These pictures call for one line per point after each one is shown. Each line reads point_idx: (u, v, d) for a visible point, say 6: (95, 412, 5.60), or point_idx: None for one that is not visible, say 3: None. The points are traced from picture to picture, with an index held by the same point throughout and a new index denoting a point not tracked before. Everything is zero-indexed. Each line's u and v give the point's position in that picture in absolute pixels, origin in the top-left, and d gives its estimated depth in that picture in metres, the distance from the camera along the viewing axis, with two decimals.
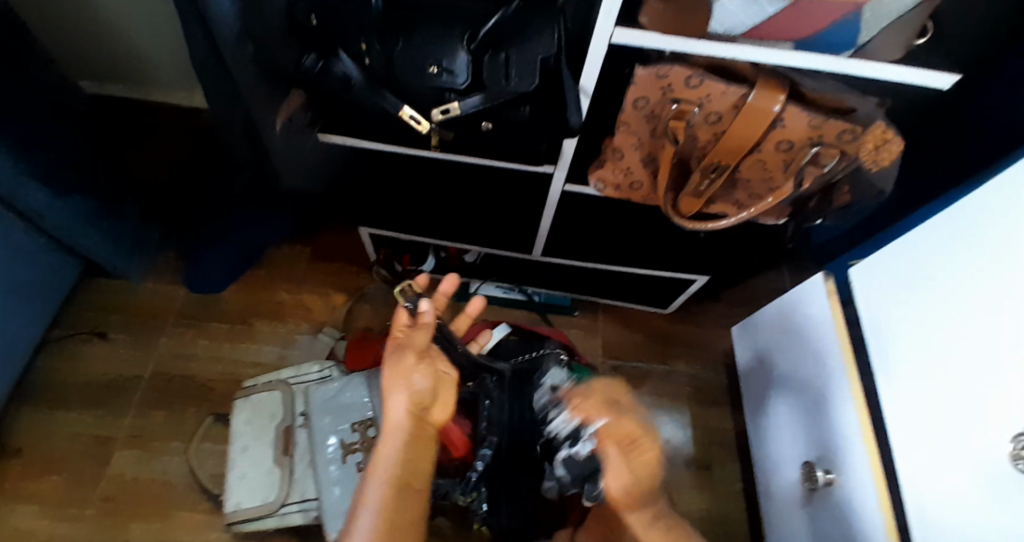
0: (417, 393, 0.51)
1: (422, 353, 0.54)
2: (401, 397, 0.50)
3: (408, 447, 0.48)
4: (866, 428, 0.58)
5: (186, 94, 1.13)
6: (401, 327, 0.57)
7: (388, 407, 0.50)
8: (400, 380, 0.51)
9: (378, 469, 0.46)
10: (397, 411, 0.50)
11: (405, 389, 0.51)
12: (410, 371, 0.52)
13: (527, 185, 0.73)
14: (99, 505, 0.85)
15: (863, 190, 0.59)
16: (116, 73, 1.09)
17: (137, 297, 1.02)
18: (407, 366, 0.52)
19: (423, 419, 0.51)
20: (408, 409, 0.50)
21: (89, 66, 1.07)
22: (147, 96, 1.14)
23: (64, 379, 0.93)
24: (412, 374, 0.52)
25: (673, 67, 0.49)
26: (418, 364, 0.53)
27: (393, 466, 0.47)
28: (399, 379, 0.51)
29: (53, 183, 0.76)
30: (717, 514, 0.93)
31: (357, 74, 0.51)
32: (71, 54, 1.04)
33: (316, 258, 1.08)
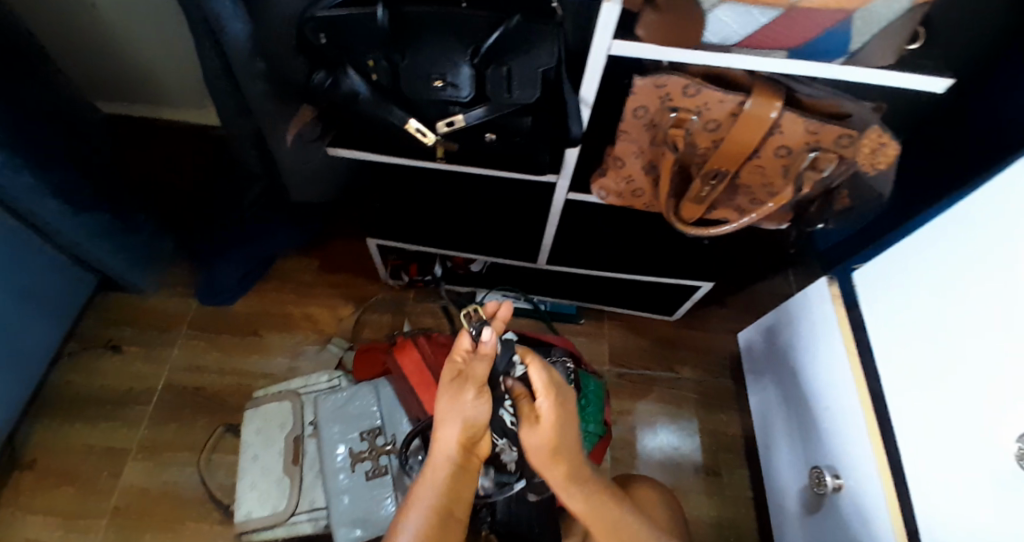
0: (472, 426, 0.48)
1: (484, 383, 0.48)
2: (454, 429, 0.47)
3: (455, 477, 0.49)
4: (874, 431, 0.59)
5: (197, 111, 1.16)
6: (461, 353, 0.50)
7: (440, 433, 0.48)
8: (456, 411, 0.47)
9: (424, 495, 0.48)
10: (449, 442, 0.48)
11: (460, 419, 0.47)
12: (469, 406, 0.47)
13: (530, 193, 0.75)
14: (112, 516, 0.86)
15: (862, 193, 0.60)
16: (131, 93, 1.12)
17: (150, 310, 1.04)
18: (464, 397, 0.47)
19: (473, 451, 0.50)
20: (460, 440, 0.48)
21: (105, 87, 1.11)
22: (161, 114, 1.17)
23: (78, 392, 0.95)
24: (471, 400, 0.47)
25: (671, 77, 0.50)
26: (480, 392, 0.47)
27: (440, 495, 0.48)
28: (454, 405, 0.48)
29: (71, 200, 0.78)
30: (727, 522, 0.92)
31: (365, 89, 0.53)
32: (88, 76, 1.08)
33: (324, 269, 1.10)
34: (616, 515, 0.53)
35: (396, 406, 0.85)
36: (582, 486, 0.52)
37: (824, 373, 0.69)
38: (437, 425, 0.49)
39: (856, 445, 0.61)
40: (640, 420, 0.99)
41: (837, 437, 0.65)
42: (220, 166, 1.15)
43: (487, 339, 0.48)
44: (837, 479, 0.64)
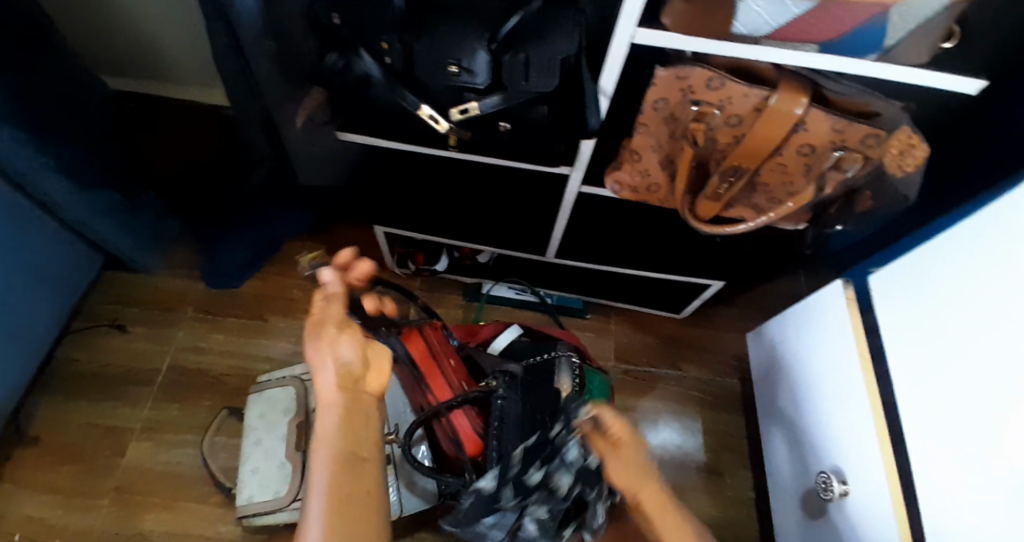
0: (349, 360, 0.47)
1: (336, 321, 0.49)
2: (330, 369, 0.46)
3: (348, 419, 0.45)
4: (885, 439, 0.57)
5: (206, 90, 1.15)
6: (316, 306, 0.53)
7: (318, 386, 0.46)
8: (328, 352, 0.46)
9: (319, 457, 0.42)
10: (327, 385, 0.46)
11: (330, 357, 0.46)
12: (327, 334, 0.47)
13: (543, 185, 0.73)
14: (112, 495, 0.86)
15: (887, 196, 0.58)
16: (139, 69, 1.11)
17: (154, 290, 1.03)
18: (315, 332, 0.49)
19: (358, 387, 0.47)
20: (339, 378, 0.46)
21: (113, 64, 1.10)
22: (170, 92, 1.16)
23: (82, 370, 0.95)
24: (335, 339, 0.47)
25: (694, 69, 0.48)
26: (340, 328, 0.48)
27: (334, 445, 0.43)
28: (321, 347, 0.47)
29: (74, 177, 0.78)
30: (729, 523, 0.91)
31: (377, 73, 0.51)
32: (95, 51, 1.07)
33: (329, 255, 1.09)
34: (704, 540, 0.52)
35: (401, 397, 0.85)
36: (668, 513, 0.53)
37: (834, 379, 0.67)
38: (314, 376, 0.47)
39: (865, 451, 0.59)
40: (644, 418, 0.99)
41: (845, 443, 0.63)
42: (227, 146, 1.14)
43: (329, 281, 0.53)
44: (844, 485, 0.63)
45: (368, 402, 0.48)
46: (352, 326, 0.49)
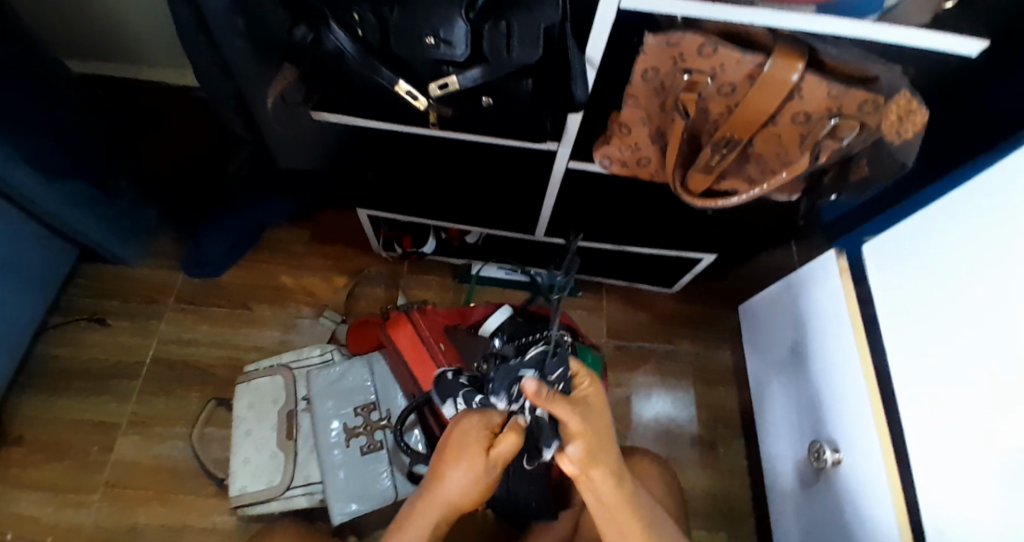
0: (471, 488, 0.49)
1: (488, 456, 0.47)
2: (459, 479, 0.48)
3: (444, 515, 0.50)
4: (878, 406, 0.57)
5: (171, 69, 1.09)
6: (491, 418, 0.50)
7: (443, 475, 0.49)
8: (463, 468, 0.48)
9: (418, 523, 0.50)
10: (449, 486, 0.49)
11: (461, 476, 0.48)
12: (475, 470, 0.48)
13: (531, 162, 0.71)
14: (103, 490, 0.85)
15: (884, 163, 0.56)
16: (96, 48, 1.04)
17: (132, 281, 1.00)
18: (471, 439, 0.48)
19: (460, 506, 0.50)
20: (458, 490, 0.49)
21: (68, 43, 1.03)
22: (132, 73, 1.10)
23: (64, 366, 0.93)
24: (469, 465, 0.48)
25: (686, 35, 0.46)
26: (482, 462, 0.47)
27: (429, 517, 0.50)
28: (454, 456, 0.48)
29: (42, 166, 0.74)
30: (722, 492, 0.93)
31: (350, 46, 0.47)
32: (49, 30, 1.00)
33: (313, 241, 1.06)
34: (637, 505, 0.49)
35: (390, 381, 0.85)
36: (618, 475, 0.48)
37: (830, 352, 0.67)
38: (441, 468, 0.49)
39: (860, 422, 0.59)
40: (638, 393, 0.99)
41: (839, 414, 0.64)
42: (198, 129, 1.09)
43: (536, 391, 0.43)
44: (837, 453, 0.63)
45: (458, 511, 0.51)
46: (485, 466, 0.48)
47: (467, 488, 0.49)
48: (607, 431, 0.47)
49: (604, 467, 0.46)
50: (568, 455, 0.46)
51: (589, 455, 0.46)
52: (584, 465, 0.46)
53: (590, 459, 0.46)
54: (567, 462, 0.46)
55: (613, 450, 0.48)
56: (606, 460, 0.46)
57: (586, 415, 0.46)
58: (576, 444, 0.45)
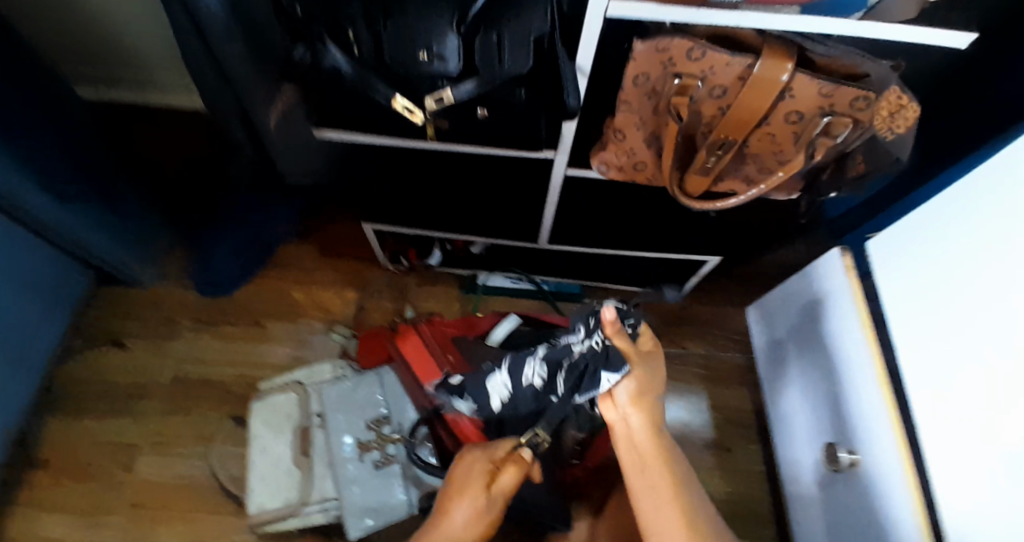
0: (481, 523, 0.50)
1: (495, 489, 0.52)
2: (466, 510, 0.50)
3: None
4: (891, 403, 0.56)
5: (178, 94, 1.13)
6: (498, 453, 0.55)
7: (451, 509, 0.50)
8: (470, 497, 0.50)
9: None
10: (457, 520, 0.49)
11: (467, 508, 0.50)
12: (483, 502, 0.50)
13: (531, 172, 0.71)
14: (124, 510, 0.86)
15: (879, 159, 0.57)
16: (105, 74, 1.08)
17: (147, 303, 1.02)
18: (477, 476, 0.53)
19: None
20: (468, 523, 0.49)
21: (80, 70, 1.07)
22: (141, 97, 1.13)
23: (83, 386, 0.95)
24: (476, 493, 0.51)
25: (673, 39, 0.47)
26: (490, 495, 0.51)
27: None
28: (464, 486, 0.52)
29: (57, 193, 0.76)
30: (740, 497, 0.91)
31: (347, 65, 0.49)
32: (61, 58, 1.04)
33: (322, 256, 1.08)
34: (675, 472, 0.46)
35: (401, 394, 0.85)
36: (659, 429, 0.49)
37: (840, 351, 0.66)
38: (447, 509, 0.50)
39: (874, 420, 0.58)
40: None
41: (854, 412, 0.63)
42: (206, 151, 1.12)
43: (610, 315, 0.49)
44: (853, 455, 0.62)
45: None
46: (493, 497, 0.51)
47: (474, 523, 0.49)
48: (660, 386, 0.51)
49: (649, 414, 0.49)
50: (616, 392, 0.49)
51: (638, 394, 0.49)
52: (633, 403, 0.49)
53: (639, 398, 0.49)
54: (615, 397, 0.49)
55: (661, 408, 0.51)
56: (649, 408, 0.49)
57: (647, 361, 0.51)
58: (630, 378, 0.49)
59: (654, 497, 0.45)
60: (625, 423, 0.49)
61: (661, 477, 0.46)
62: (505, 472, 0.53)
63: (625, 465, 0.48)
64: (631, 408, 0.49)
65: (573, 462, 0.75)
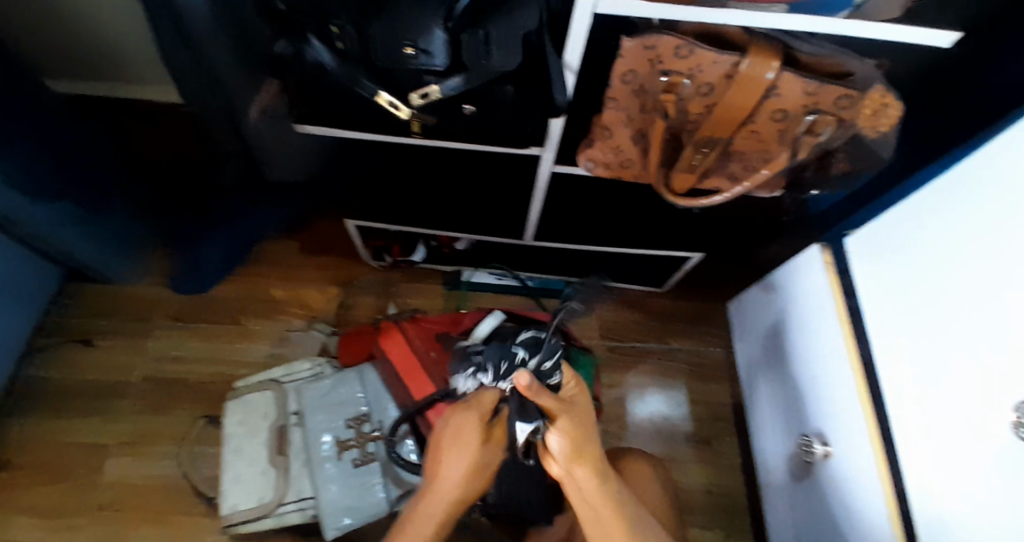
0: (477, 465, 0.50)
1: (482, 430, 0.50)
2: (458, 462, 0.50)
3: (451, 508, 0.50)
4: (864, 396, 0.57)
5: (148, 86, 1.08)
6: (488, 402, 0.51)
7: (444, 463, 0.50)
8: (460, 447, 0.49)
9: (428, 511, 0.49)
10: (451, 471, 0.50)
11: (460, 459, 0.50)
12: (474, 453, 0.50)
13: (516, 168, 0.71)
14: (94, 514, 0.83)
15: (864, 157, 0.57)
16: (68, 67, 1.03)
17: (118, 300, 0.99)
18: (463, 427, 0.50)
19: (466, 496, 0.50)
20: (463, 471, 0.50)
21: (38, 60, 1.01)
22: (105, 89, 1.08)
23: (49, 387, 0.91)
24: (465, 434, 0.49)
25: (661, 37, 0.46)
26: (475, 430, 0.49)
27: (442, 498, 0.49)
28: (452, 433, 0.50)
29: (26, 189, 0.73)
30: (719, 488, 0.93)
31: (328, 57, 0.48)
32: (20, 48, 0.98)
33: (302, 252, 1.06)
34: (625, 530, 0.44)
35: (382, 392, 0.83)
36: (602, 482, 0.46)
37: (814, 345, 0.68)
38: (438, 461, 0.50)
39: (847, 413, 0.60)
40: (632, 392, 0.99)
41: (828, 405, 0.64)
42: (179, 143, 1.08)
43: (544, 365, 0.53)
44: (826, 446, 0.64)
45: (466, 498, 0.51)
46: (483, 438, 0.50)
47: (469, 469, 0.50)
48: (593, 429, 0.46)
49: (590, 466, 0.45)
50: (551, 446, 0.46)
51: (574, 449, 0.45)
52: (572, 460, 0.45)
53: (577, 455, 0.45)
54: (551, 454, 0.46)
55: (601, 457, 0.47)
56: (590, 458, 0.45)
57: (575, 412, 0.46)
58: (558, 434, 0.45)
59: (607, 541, 0.46)
60: (569, 477, 0.47)
61: None
62: (497, 423, 0.51)
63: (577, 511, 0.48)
64: (571, 463, 0.45)
65: None
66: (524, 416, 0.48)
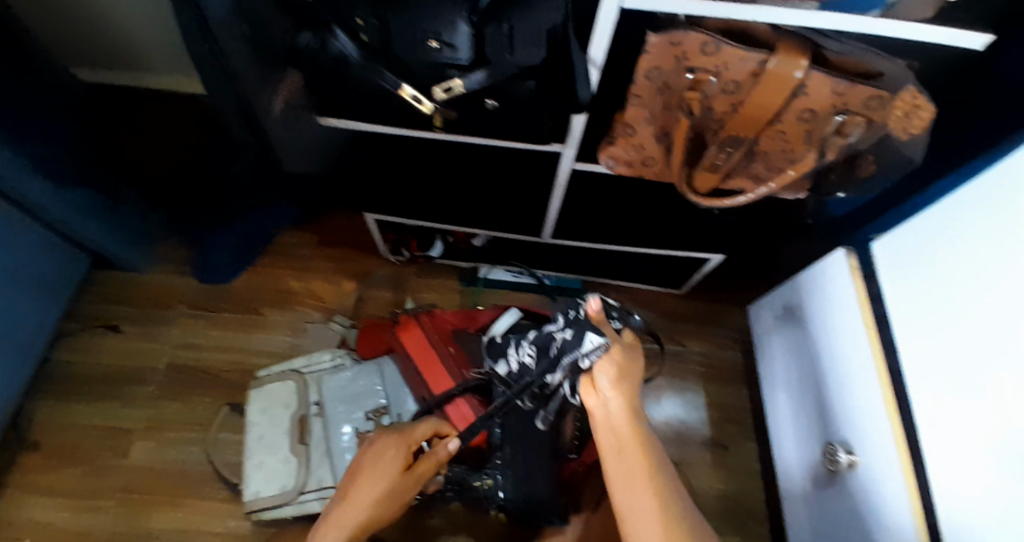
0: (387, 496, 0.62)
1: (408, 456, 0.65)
2: (375, 486, 0.62)
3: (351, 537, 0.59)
4: (892, 406, 0.56)
5: (169, 76, 1.11)
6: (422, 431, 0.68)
7: (359, 482, 0.62)
8: (378, 473, 0.63)
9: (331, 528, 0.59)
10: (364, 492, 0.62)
11: (375, 485, 0.62)
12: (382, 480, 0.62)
13: (536, 165, 0.71)
14: (117, 495, 0.86)
15: (892, 160, 0.56)
16: (95, 56, 1.06)
17: (144, 288, 1.01)
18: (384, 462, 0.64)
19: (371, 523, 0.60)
20: (375, 498, 0.61)
21: (65, 48, 1.04)
22: (129, 78, 1.11)
23: (78, 371, 0.94)
24: (388, 455, 0.64)
25: (689, 33, 0.46)
26: (394, 455, 0.64)
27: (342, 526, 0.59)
28: (377, 453, 0.65)
29: (53, 177, 0.76)
30: (734, 494, 0.92)
31: (354, 52, 0.49)
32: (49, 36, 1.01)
33: (322, 246, 1.07)
34: (655, 463, 0.47)
35: (400, 385, 0.85)
36: (636, 412, 0.50)
37: (840, 352, 0.66)
38: (354, 483, 0.63)
39: (872, 420, 0.58)
40: (646, 394, 0.98)
41: (852, 413, 0.63)
42: (204, 136, 1.11)
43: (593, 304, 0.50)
44: (851, 455, 0.63)
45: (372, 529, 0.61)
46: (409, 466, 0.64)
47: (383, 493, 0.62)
48: (637, 371, 0.52)
49: (628, 396, 0.50)
50: (598, 375, 0.51)
51: (619, 377, 0.50)
52: (614, 387, 0.50)
53: (619, 382, 0.50)
54: (596, 381, 0.51)
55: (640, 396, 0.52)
56: (630, 392, 0.50)
57: (629, 348, 0.52)
58: (609, 359, 0.50)
59: (627, 477, 0.46)
60: (603, 407, 0.50)
61: (643, 469, 0.46)
62: (421, 461, 0.65)
63: (604, 452, 0.48)
64: (610, 393, 0.50)
65: (574, 459, 0.78)
66: (592, 330, 0.55)
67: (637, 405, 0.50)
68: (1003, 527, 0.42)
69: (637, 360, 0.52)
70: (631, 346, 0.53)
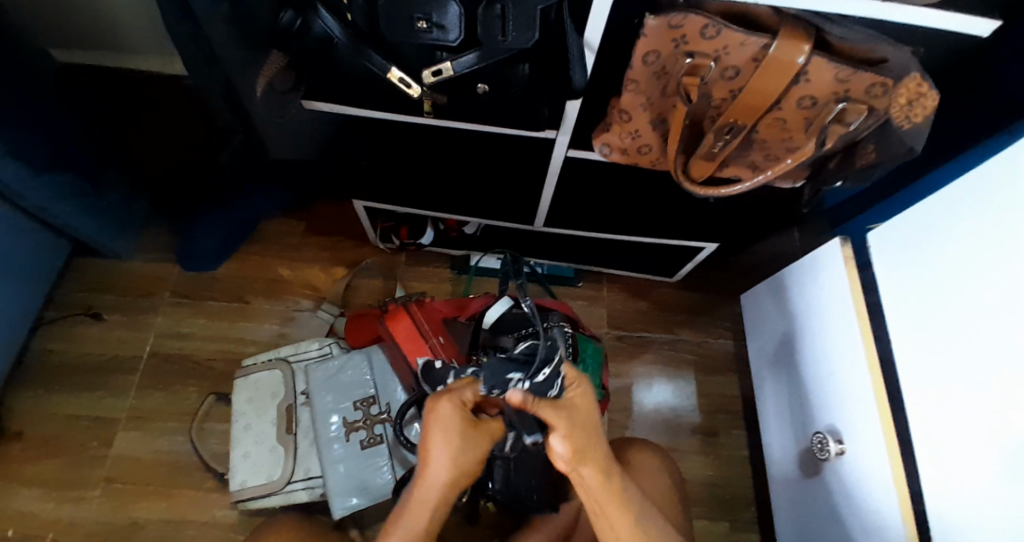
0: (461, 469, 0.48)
1: (450, 427, 0.47)
2: (443, 462, 0.47)
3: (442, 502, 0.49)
4: (881, 398, 0.56)
5: (141, 56, 1.07)
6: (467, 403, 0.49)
7: (429, 457, 0.47)
8: (440, 439, 0.47)
9: (417, 511, 0.48)
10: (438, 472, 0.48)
11: (442, 444, 0.47)
12: (463, 447, 0.47)
13: (529, 152, 0.69)
14: (103, 485, 0.85)
15: (891, 149, 0.54)
16: (64, 35, 1.01)
17: (126, 275, 0.99)
18: (450, 419, 0.47)
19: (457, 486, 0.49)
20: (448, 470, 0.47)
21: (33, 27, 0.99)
22: (99, 59, 1.07)
23: (59, 360, 0.92)
24: (437, 426, 0.47)
25: (688, 15, 0.44)
26: (444, 423, 0.47)
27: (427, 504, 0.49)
28: (430, 432, 0.47)
29: (30, 160, 0.72)
30: (723, 481, 0.92)
31: (339, 32, 0.46)
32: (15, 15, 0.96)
33: (309, 232, 1.05)
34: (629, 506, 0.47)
35: (389, 374, 0.84)
36: (601, 469, 0.46)
37: (830, 342, 0.66)
38: (426, 457, 0.48)
39: (862, 410, 0.58)
40: (638, 381, 0.98)
41: (841, 402, 0.63)
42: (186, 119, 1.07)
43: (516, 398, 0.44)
44: (841, 444, 0.62)
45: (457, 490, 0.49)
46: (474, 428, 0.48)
47: (457, 453, 0.47)
48: (595, 426, 0.47)
49: (597, 465, 0.46)
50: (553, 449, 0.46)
51: (576, 455, 0.45)
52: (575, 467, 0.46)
53: (579, 461, 0.46)
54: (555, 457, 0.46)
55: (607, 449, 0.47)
56: (595, 457, 0.46)
57: (574, 415, 0.46)
58: (562, 440, 0.45)
59: (612, 528, 0.47)
60: (576, 475, 0.47)
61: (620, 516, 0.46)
62: (490, 418, 0.50)
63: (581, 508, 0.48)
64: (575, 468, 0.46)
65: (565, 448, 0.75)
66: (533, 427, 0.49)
67: (604, 462, 0.46)
68: (993, 520, 0.42)
69: (589, 413, 0.47)
70: (578, 400, 0.47)
